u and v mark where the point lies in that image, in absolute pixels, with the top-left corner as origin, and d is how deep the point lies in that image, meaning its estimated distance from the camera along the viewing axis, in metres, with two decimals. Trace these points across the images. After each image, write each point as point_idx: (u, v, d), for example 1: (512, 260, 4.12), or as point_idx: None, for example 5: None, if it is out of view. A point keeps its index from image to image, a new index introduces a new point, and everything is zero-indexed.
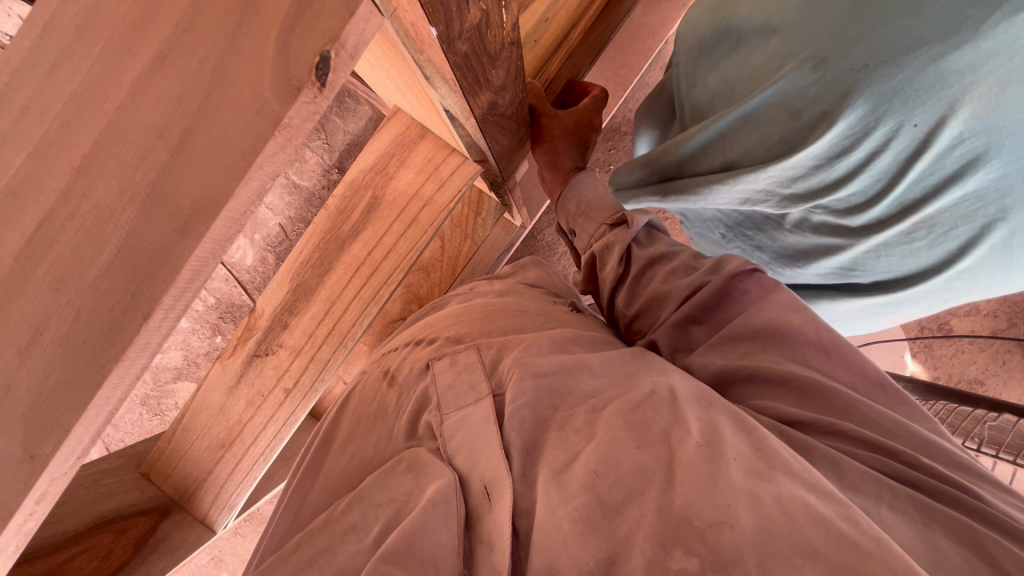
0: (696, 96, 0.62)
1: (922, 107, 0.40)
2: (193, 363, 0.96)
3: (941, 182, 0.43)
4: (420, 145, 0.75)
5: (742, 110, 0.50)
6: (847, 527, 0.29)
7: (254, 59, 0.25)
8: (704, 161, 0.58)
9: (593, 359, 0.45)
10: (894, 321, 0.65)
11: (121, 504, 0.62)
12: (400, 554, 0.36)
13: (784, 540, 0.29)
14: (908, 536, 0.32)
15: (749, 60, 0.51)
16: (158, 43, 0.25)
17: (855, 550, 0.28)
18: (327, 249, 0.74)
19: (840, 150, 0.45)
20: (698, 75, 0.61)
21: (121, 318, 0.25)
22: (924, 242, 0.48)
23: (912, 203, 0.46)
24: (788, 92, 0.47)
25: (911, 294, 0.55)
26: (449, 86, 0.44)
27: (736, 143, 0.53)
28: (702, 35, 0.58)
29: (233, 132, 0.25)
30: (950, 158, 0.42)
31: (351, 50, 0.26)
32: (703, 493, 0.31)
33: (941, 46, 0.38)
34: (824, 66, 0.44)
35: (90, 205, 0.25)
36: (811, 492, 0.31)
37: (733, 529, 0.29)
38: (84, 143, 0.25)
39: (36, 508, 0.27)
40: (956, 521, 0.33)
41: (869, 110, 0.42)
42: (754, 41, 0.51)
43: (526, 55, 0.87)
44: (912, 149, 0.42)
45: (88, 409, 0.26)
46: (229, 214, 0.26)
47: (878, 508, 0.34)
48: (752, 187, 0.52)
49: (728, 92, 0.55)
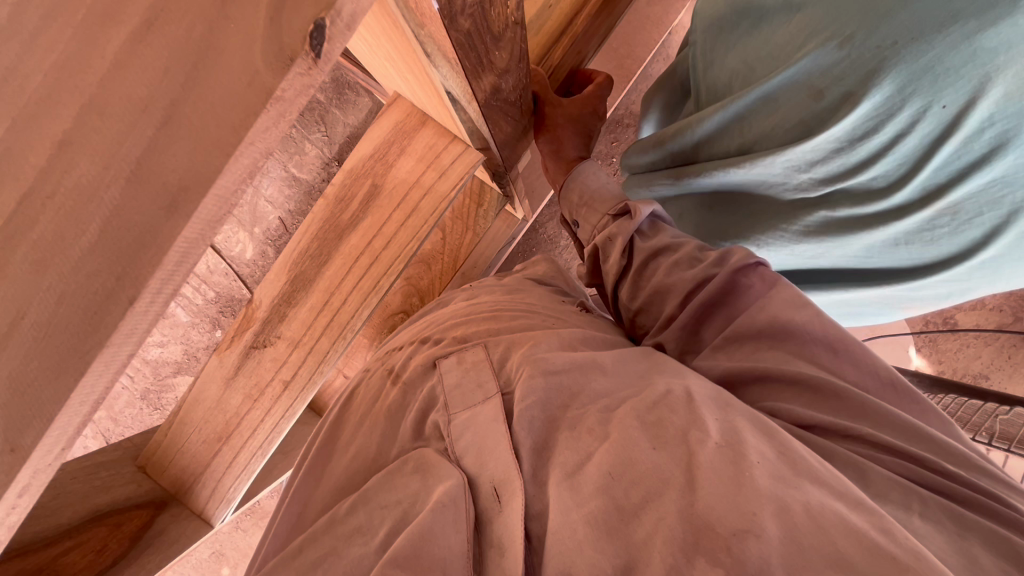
0: (713, 75, 0.60)
1: (952, 87, 0.39)
2: (192, 357, 0.97)
3: (968, 166, 0.42)
4: (420, 133, 0.74)
5: (763, 90, 0.49)
6: (881, 538, 0.28)
7: (245, 28, 0.24)
8: (722, 142, 0.57)
9: (604, 357, 0.44)
10: (910, 312, 0.63)
11: (118, 497, 0.61)
12: (407, 557, 0.35)
13: (813, 550, 0.28)
14: (941, 545, 0.31)
15: (770, 39, 0.50)
16: (143, 12, 0.24)
17: (892, 564, 0.26)
18: (326, 239, 0.72)
19: (863, 131, 0.43)
20: (717, 53, 0.59)
21: (106, 303, 0.24)
22: (947, 230, 0.47)
23: (936, 188, 0.45)
24: (812, 71, 0.45)
25: (931, 283, 0.53)
26: (450, 66, 0.42)
27: (755, 122, 0.52)
28: (719, 11, 0.56)
29: (223, 106, 0.24)
30: (978, 142, 0.40)
31: (349, 20, 0.24)
32: (727, 499, 0.30)
33: (976, 23, 0.37)
34: (851, 43, 0.42)
35: (72, 181, 0.24)
36: (839, 501, 0.30)
37: (760, 540, 0.28)
38: (66, 117, 0.24)
39: (20, 501, 0.26)
40: (990, 531, 0.32)
41: (896, 90, 0.41)
42: (777, 18, 0.49)
43: (528, 41, 0.85)
44: (939, 131, 0.41)
45: (72, 399, 0.24)
46: (220, 191, 0.24)
47: (909, 517, 0.33)
48: (768, 171, 0.51)
49: (747, 71, 0.53)
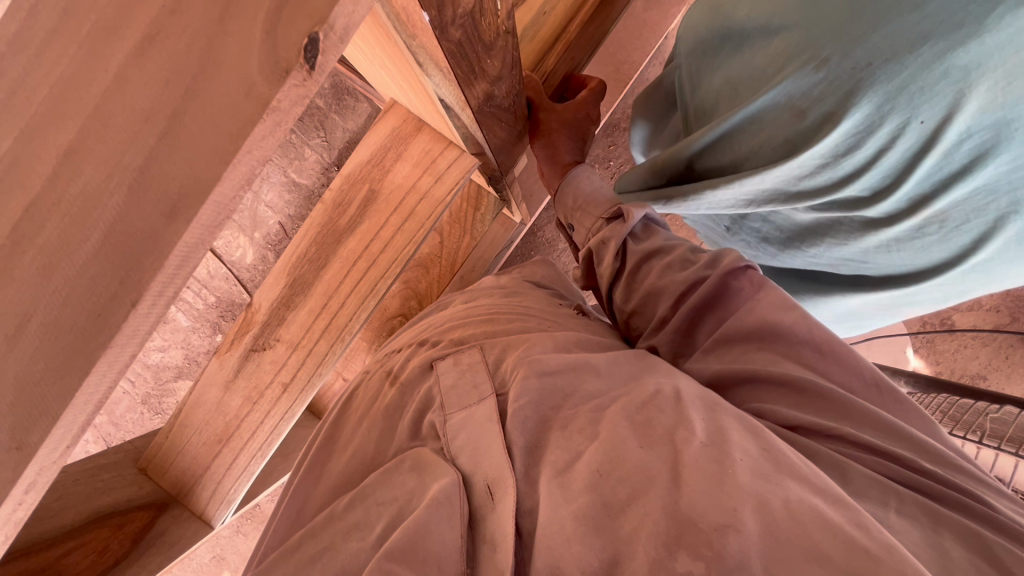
0: (701, 96, 0.61)
1: (928, 104, 0.40)
2: (192, 361, 0.98)
3: (951, 177, 0.43)
4: (415, 139, 0.75)
5: (746, 112, 0.50)
6: (858, 533, 0.29)
7: (242, 41, 0.25)
8: (713, 159, 0.58)
9: (597, 359, 0.45)
10: (909, 315, 0.65)
11: (119, 498, 0.62)
12: (403, 551, 0.36)
13: (792, 545, 0.29)
14: (915, 541, 0.32)
15: (751, 61, 0.51)
16: (145, 26, 0.25)
17: (866, 558, 0.27)
18: (323, 243, 0.73)
19: (846, 148, 0.44)
20: (702, 75, 0.60)
21: (109, 304, 0.25)
22: (936, 236, 0.49)
23: (921, 199, 0.46)
24: (790, 94, 0.46)
25: (924, 286, 0.55)
26: (443, 74, 0.43)
27: (741, 141, 0.53)
28: (701, 36, 0.58)
29: (219, 116, 0.25)
30: (959, 152, 0.42)
31: (341, 32, 0.25)
32: (710, 495, 0.31)
33: (945, 43, 0.38)
34: (827, 65, 0.43)
35: (77, 189, 0.25)
36: (819, 497, 0.31)
37: (740, 535, 0.29)
38: (71, 128, 0.25)
39: (25, 497, 0.26)
40: (965, 527, 0.33)
41: (875, 108, 0.42)
42: (757, 42, 0.50)
43: (522, 48, 0.86)
44: (920, 145, 0.42)
45: (76, 396, 0.25)
46: (218, 198, 0.26)
47: (886, 513, 0.34)
48: (757, 187, 0.52)
49: (732, 91, 0.54)
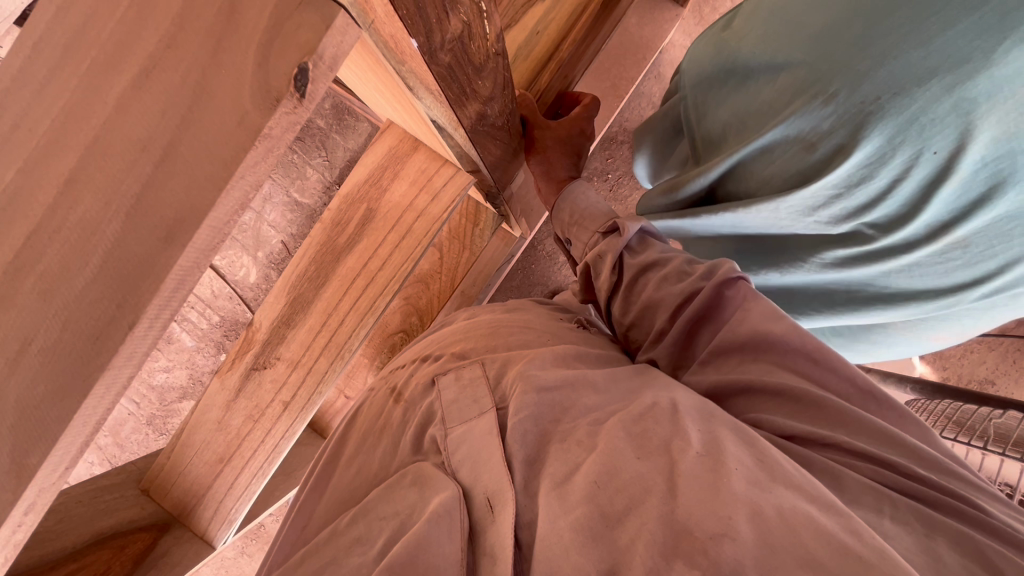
0: (707, 125, 0.62)
1: (940, 134, 0.41)
2: (196, 381, 0.99)
3: (971, 204, 0.44)
4: (412, 158, 0.77)
5: (756, 144, 0.51)
6: (852, 539, 0.29)
7: (234, 75, 0.26)
8: (731, 186, 0.58)
9: (594, 375, 0.45)
10: (937, 340, 0.64)
11: (121, 520, 0.62)
12: (403, 566, 0.36)
13: (784, 551, 0.28)
14: (908, 546, 0.32)
15: (758, 95, 0.52)
16: (143, 60, 0.26)
17: (860, 565, 0.27)
18: (323, 261, 0.74)
19: (860, 178, 0.45)
20: (707, 106, 0.61)
21: (108, 328, 0.26)
22: (960, 262, 0.49)
23: (942, 225, 0.46)
24: (800, 128, 0.47)
25: (950, 309, 0.55)
26: (433, 96, 0.45)
27: (754, 172, 0.53)
28: (708, 71, 0.59)
29: (214, 144, 0.26)
30: (976, 181, 0.42)
31: (330, 61, 0.27)
32: (704, 504, 0.31)
33: (953, 77, 0.39)
34: (834, 100, 0.44)
35: (76, 216, 0.26)
36: (810, 503, 0.31)
37: (735, 543, 0.29)
38: (72, 158, 0.26)
39: (25, 519, 0.27)
40: (956, 531, 0.33)
41: (885, 140, 0.43)
42: (764, 76, 0.52)
43: (516, 69, 0.89)
44: (934, 175, 0.43)
45: (75, 418, 0.26)
46: (211, 223, 0.26)
47: (880, 520, 0.34)
48: (773, 215, 0.53)
49: (739, 123, 0.55)
